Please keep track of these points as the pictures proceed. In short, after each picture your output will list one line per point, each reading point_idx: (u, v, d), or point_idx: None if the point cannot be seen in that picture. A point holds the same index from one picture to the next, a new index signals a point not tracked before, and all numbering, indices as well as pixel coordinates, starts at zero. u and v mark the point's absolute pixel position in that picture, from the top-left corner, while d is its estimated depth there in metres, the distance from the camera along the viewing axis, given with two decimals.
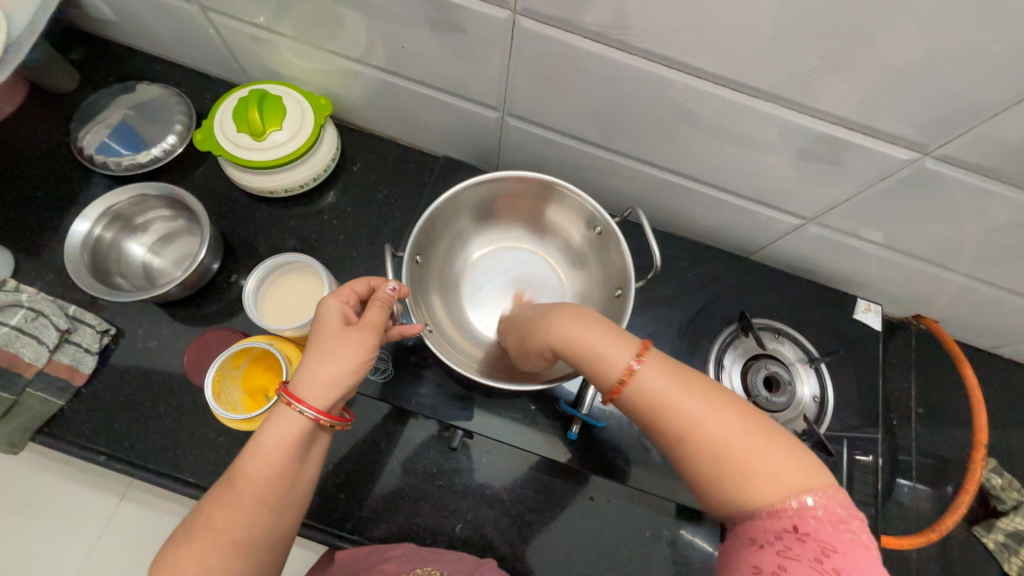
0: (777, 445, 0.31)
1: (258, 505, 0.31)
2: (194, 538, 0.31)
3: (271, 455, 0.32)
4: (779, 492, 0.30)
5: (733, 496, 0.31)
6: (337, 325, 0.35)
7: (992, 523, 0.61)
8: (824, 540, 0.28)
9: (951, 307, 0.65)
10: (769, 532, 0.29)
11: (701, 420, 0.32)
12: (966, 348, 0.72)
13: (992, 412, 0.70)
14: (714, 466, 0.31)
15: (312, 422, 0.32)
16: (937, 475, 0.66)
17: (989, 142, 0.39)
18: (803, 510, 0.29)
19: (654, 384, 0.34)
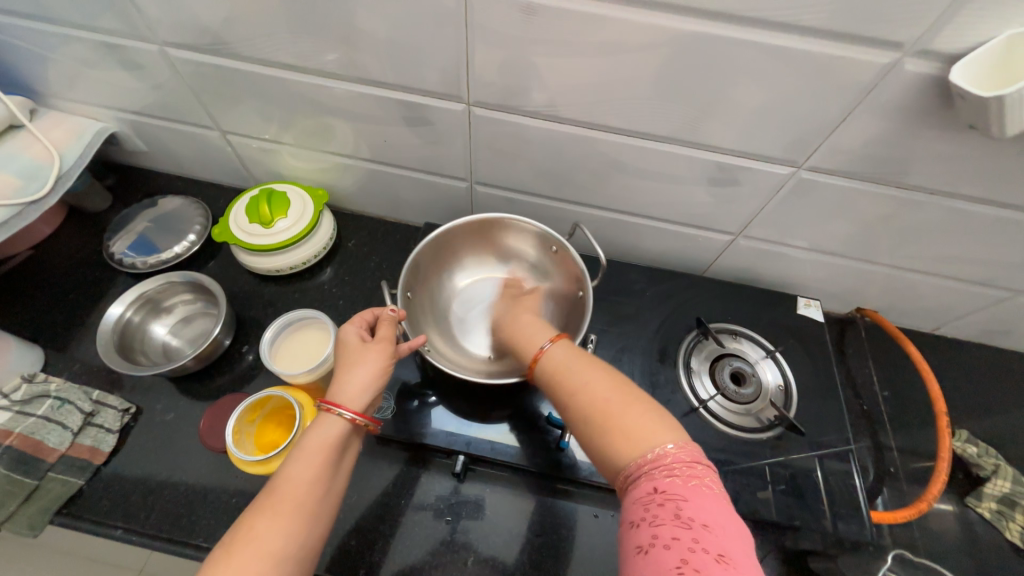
0: (636, 407, 0.40)
1: (296, 511, 0.37)
2: (233, 553, 0.34)
3: (313, 461, 0.39)
4: (641, 448, 0.37)
5: (613, 451, 0.38)
6: (358, 344, 0.46)
7: (982, 492, 0.65)
8: (676, 493, 0.34)
9: (882, 298, 0.74)
10: (639, 503, 0.35)
11: (584, 387, 0.42)
12: (911, 333, 0.80)
13: (950, 388, 0.76)
14: (593, 430, 0.40)
15: (351, 423, 0.41)
16: (917, 451, 0.71)
17: (840, 153, 0.51)
18: (658, 463, 0.36)
19: (556, 360, 0.46)
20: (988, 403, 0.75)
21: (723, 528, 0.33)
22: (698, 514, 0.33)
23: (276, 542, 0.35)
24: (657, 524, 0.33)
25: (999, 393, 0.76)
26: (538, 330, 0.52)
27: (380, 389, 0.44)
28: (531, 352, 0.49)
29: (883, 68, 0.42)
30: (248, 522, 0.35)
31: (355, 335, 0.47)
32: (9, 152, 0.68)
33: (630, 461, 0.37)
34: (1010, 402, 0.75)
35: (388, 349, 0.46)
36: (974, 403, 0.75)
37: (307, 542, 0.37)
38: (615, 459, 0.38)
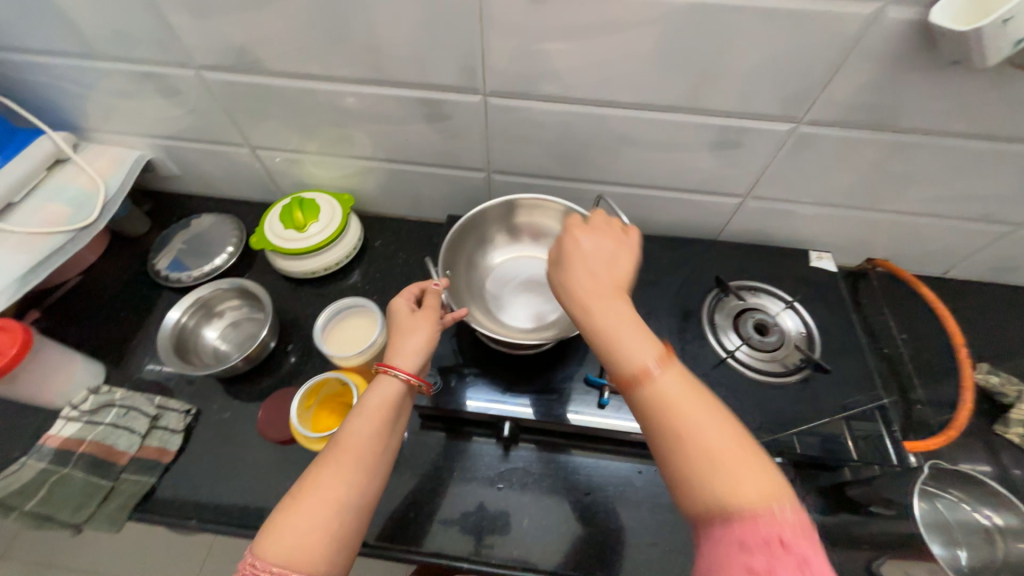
0: (755, 462, 0.35)
1: (359, 462, 0.41)
2: (302, 500, 0.39)
3: (367, 424, 0.43)
4: (758, 499, 0.33)
5: (715, 495, 0.34)
6: (408, 313, 0.52)
7: (1009, 418, 0.67)
8: (799, 550, 0.31)
9: (890, 246, 0.77)
10: (746, 541, 0.31)
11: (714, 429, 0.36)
12: (921, 279, 0.82)
13: (964, 327, 0.79)
14: (699, 458, 0.35)
15: (405, 382, 0.46)
16: (939, 389, 0.74)
17: (835, 103, 0.55)
18: (782, 521, 0.32)
19: (672, 386, 0.37)
20: (1003, 338, 0.78)
21: None
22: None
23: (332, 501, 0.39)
24: (776, 570, 0.30)
25: (1011, 328, 0.79)
26: (643, 329, 0.40)
27: (428, 354, 0.50)
28: (638, 358, 0.38)
29: (868, 18, 0.46)
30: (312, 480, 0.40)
31: (405, 305, 0.52)
32: (59, 184, 0.74)
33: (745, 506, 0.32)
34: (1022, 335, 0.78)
35: (435, 319, 0.52)
36: (989, 339, 0.78)
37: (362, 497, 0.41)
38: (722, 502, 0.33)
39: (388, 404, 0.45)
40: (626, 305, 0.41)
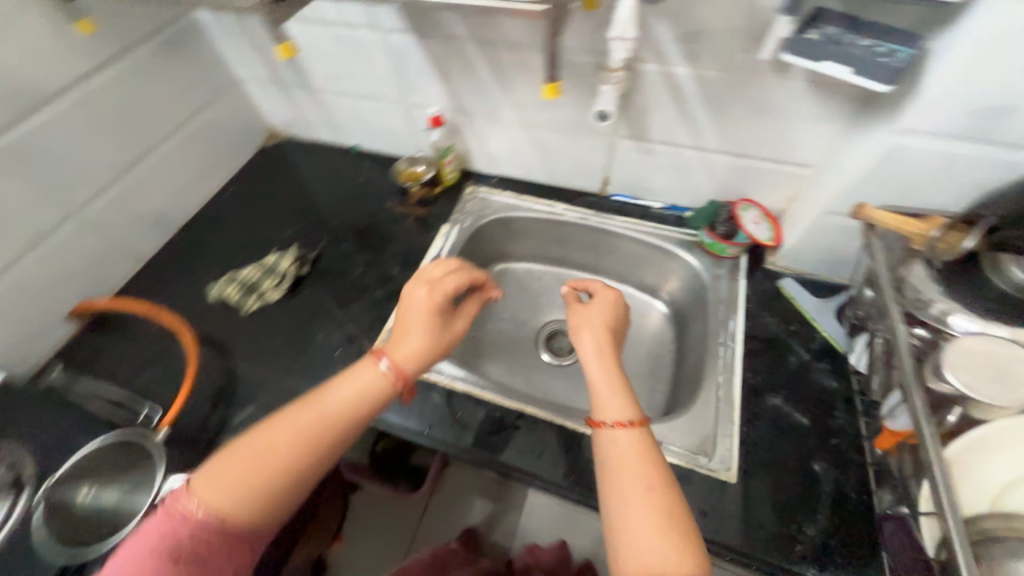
0: (653, 466, 0.50)
1: (276, 449, 0.48)
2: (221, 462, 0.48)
3: (343, 408, 0.51)
4: (623, 457, 0.50)
5: (614, 488, 0.49)
6: (433, 309, 0.60)
7: (236, 304, 0.82)
8: (640, 496, 0.47)
9: (56, 301, 0.78)
10: (620, 490, 0.48)
11: (626, 476, 0.49)
12: (143, 275, 0.89)
13: (197, 264, 0.90)
14: (615, 472, 0.50)
15: (388, 377, 0.54)
16: (215, 315, 0.82)
17: None
18: (647, 494, 0.47)
19: (625, 438, 0.51)
20: (223, 241, 0.94)
21: (650, 527, 0.45)
22: (642, 515, 0.46)
23: (297, 464, 0.48)
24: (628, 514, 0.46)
25: (221, 231, 0.95)
26: (620, 393, 0.56)
27: (411, 381, 0.56)
28: (609, 419, 0.53)
29: None
30: (306, 422, 0.50)
31: (444, 325, 0.61)
32: None
33: (627, 488, 0.48)
34: (230, 230, 0.95)
35: (455, 341, 0.61)
36: (215, 251, 0.92)
37: (252, 544, 0.48)
38: (616, 483, 0.49)
39: (416, 365, 0.57)
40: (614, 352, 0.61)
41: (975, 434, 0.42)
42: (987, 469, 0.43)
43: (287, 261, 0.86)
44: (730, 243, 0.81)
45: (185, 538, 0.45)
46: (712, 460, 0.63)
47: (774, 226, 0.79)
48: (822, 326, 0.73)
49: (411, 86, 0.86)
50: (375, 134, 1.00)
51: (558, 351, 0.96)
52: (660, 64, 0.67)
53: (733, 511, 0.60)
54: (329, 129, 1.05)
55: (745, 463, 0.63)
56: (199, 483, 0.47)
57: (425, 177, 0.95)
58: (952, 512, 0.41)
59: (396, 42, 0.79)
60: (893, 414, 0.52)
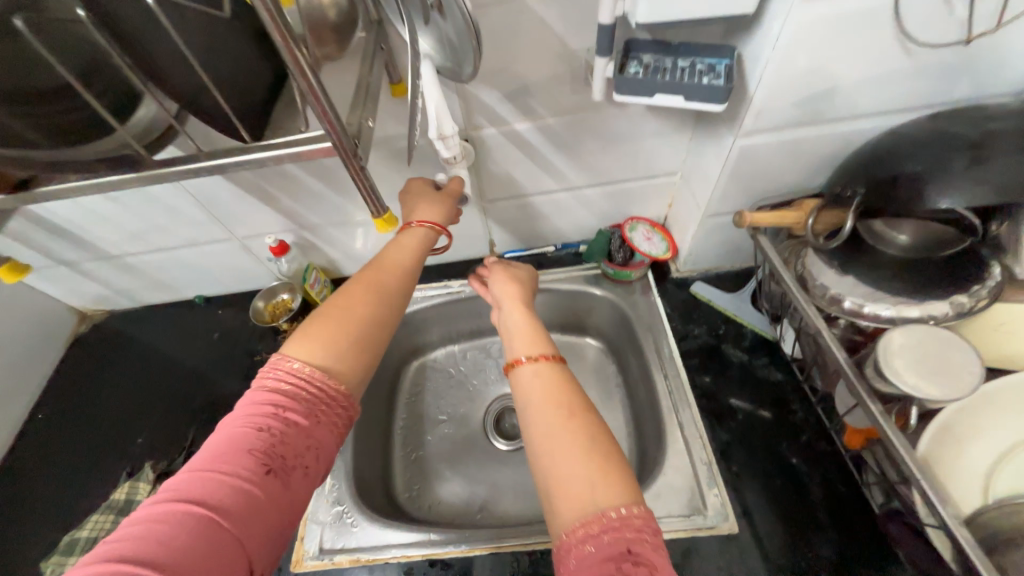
0: (566, 393, 0.47)
1: (376, 280, 0.48)
2: (319, 314, 0.45)
3: (410, 259, 0.52)
4: (534, 385, 0.48)
5: (532, 426, 0.45)
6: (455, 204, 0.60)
7: None
8: (556, 419, 0.44)
9: None
10: (542, 418, 0.44)
11: (549, 406, 0.45)
12: None
13: (13, 542, 0.65)
14: (532, 406, 0.46)
15: (432, 228, 0.54)
16: None
17: None
18: (566, 412, 0.44)
19: (530, 375, 0.49)
20: (48, 485, 0.70)
21: (571, 444, 0.42)
22: (563, 438, 0.42)
23: (383, 309, 0.47)
24: (550, 442, 0.42)
25: (42, 472, 0.72)
26: (535, 333, 0.55)
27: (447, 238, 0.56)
28: (518, 356, 0.53)
29: None
30: (382, 281, 0.49)
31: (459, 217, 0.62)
32: None
33: (546, 417, 0.44)
34: (52, 471, 0.72)
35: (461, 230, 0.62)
36: (40, 506, 0.68)
37: (325, 452, 0.40)
38: (534, 416, 0.45)
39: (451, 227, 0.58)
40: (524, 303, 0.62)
41: (935, 427, 0.42)
42: (965, 458, 0.42)
43: (148, 488, 0.67)
44: (633, 267, 0.78)
45: (268, 407, 0.38)
46: (708, 516, 0.58)
47: (665, 236, 0.77)
48: (746, 320, 0.73)
49: (233, 220, 0.72)
50: (212, 276, 0.83)
51: (511, 431, 0.86)
52: (498, 126, 0.61)
53: (749, 564, 0.55)
54: (154, 291, 0.85)
55: (739, 503, 0.59)
56: (293, 345, 0.42)
57: (294, 305, 0.81)
58: (960, 527, 0.38)
59: (192, 184, 0.65)
60: (850, 411, 0.52)
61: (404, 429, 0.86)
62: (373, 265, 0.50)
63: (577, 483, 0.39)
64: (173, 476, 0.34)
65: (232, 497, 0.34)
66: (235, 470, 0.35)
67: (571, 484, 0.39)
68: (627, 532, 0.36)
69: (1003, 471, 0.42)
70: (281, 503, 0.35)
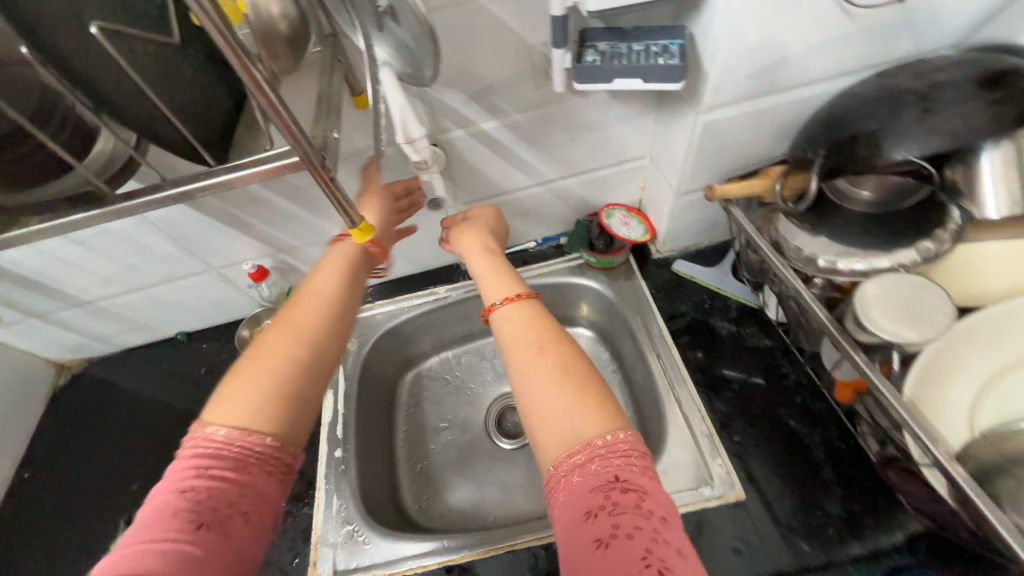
0: (544, 336, 0.48)
1: (297, 319, 0.49)
2: (240, 367, 0.45)
3: (333, 289, 0.52)
4: (514, 326, 0.49)
5: (515, 367, 0.46)
6: (389, 198, 0.58)
7: None
8: (537, 359, 0.46)
9: None
10: (525, 357, 0.46)
11: (526, 346, 0.47)
12: None
13: None
14: (514, 347, 0.48)
15: (353, 245, 0.56)
16: None
17: None
18: (547, 352, 0.46)
19: (507, 317, 0.51)
20: (44, 544, 0.68)
21: (554, 382, 0.43)
22: (546, 377, 0.44)
23: (302, 350, 0.47)
24: (535, 382, 0.44)
25: (37, 532, 0.69)
26: (507, 278, 0.56)
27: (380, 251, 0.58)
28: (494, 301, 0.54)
29: None
30: (298, 322, 0.49)
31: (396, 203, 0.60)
32: None
33: (529, 358, 0.46)
34: (45, 528, 0.69)
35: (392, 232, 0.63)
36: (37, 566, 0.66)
37: (267, 499, 0.40)
38: (516, 355, 0.47)
39: (386, 236, 0.59)
40: (494, 249, 0.62)
41: (918, 368, 0.43)
42: (954, 397, 0.44)
43: None
44: (615, 252, 0.79)
45: (194, 467, 0.39)
46: (716, 486, 0.59)
47: (642, 219, 0.79)
48: (729, 292, 0.74)
49: (208, 251, 0.70)
50: (192, 311, 0.81)
51: (514, 430, 0.86)
52: (465, 127, 0.61)
53: (761, 529, 0.56)
54: (133, 332, 0.83)
55: (744, 470, 0.60)
56: (212, 412, 0.42)
57: None
58: (954, 464, 0.40)
59: (161, 218, 0.63)
60: (837, 366, 0.54)
61: (407, 441, 0.85)
62: (297, 301, 0.51)
63: (566, 422, 0.41)
64: (107, 556, 0.34)
65: (167, 562, 0.34)
66: (164, 535, 0.35)
67: (559, 421, 0.41)
68: (616, 462, 0.38)
69: (989, 404, 0.44)
70: (221, 556, 0.36)
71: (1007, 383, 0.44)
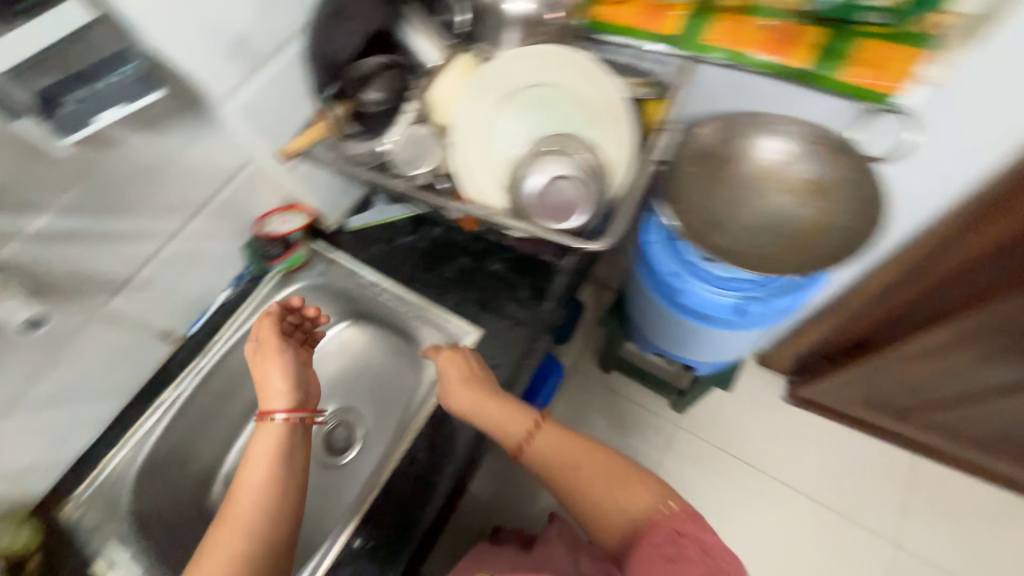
0: (581, 444, 0.64)
1: (249, 507, 0.53)
2: (200, 561, 0.50)
3: (266, 468, 0.56)
4: (527, 432, 0.64)
5: (575, 479, 0.62)
6: (263, 343, 0.65)
7: None
8: (582, 461, 0.63)
9: None
10: (572, 461, 0.63)
11: (585, 462, 0.63)
12: None
13: None
14: (575, 466, 0.62)
15: (282, 418, 0.59)
16: None
17: None
18: (592, 450, 0.64)
19: (543, 441, 0.64)
20: None
21: (593, 463, 0.63)
22: (584, 463, 0.62)
23: (258, 537, 0.52)
24: (600, 476, 0.62)
25: None
26: (517, 415, 0.64)
27: (297, 399, 0.63)
28: (520, 438, 0.63)
29: None
30: (245, 509, 0.53)
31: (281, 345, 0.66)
32: None
33: (604, 479, 0.61)
34: None
35: (308, 376, 0.66)
36: None
37: None
38: (561, 457, 0.63)
39: (304, 386, 0.65)
40: (487, 394, 0.64)
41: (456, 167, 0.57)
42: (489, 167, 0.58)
43: None
44: (294, 248, 0.85)
45: None
46: (462, 336, 0.75)
47: (296, 209, 0.83)
48: (390, 216, 0.86)
49: None
50: None
51: (347, 440, 0.88)
52: (13, 239, 0.55)
53: (499, 337, 0.75)
54: None
55: (471, 314, 0.77)
56: None
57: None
58: (495, 215, 0.55)
59: None
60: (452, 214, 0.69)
61: None
62: (244, 489, 0.54)
63: (687, 526, 0.56)
64: None
65: None
66: None
67: (676, 522, 0.56)
68: (673, 520, 0.56)
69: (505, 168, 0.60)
70: None
71: (488, 144, 0.58)
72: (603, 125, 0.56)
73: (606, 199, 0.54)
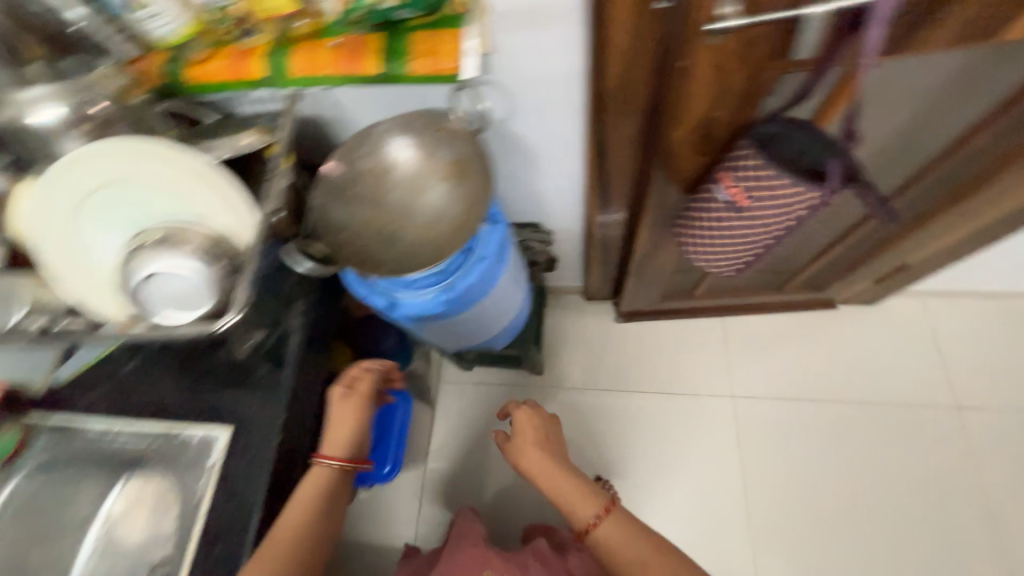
0: (641, 533, 0.76)
1: (302, 516, 0.67)
2: (268, 545, 0.63)
3: (314, 493, 0.70)
4: (589, 512, 0.78)
5: (610, 543, 0.76)
6: (347, 405, 0.79)
7: None
8: (630, 541, 0.75)
9: None
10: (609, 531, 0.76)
11: (632, 540, 0.75)
12: None
13: None
14: (636, 549, 0.74)
15: (334, 466, 0.73)
16: None
17: None
18: (627, 529, 0.76)
19: (606, 528, 0.77)
20: None
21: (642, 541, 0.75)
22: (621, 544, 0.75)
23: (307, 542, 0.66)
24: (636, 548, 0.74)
25: None
26: (569, 485, 0.82)
27: (347, 445, 0.77)
28: (581, 515, 0.78)
29: None
30: (293, 521, 0.66)
31: (344, 411, 0.78)
32: None
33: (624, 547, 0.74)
34: None
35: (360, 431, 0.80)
36: None
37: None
38: (603, 536, 0.76)
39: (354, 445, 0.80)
40: (549, 460, 0.87)
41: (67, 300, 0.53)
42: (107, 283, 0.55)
43: None
44: None
45: None
46: (211, 452, 0.67)
47: None
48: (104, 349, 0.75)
49: None
50: None
51: None
52: None
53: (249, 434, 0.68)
54: None
55: (214, 421, 0.69)
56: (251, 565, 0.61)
57: None
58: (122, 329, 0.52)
59: None
60: None
61: None
62: (303, 502, 0.68)
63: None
64: None
65: None
66: None
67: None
68: None
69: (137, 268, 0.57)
70: None
71: (87, 258, 0.54)
72: (191, 196, 0.54)
73: (223, 263, 0.52)
